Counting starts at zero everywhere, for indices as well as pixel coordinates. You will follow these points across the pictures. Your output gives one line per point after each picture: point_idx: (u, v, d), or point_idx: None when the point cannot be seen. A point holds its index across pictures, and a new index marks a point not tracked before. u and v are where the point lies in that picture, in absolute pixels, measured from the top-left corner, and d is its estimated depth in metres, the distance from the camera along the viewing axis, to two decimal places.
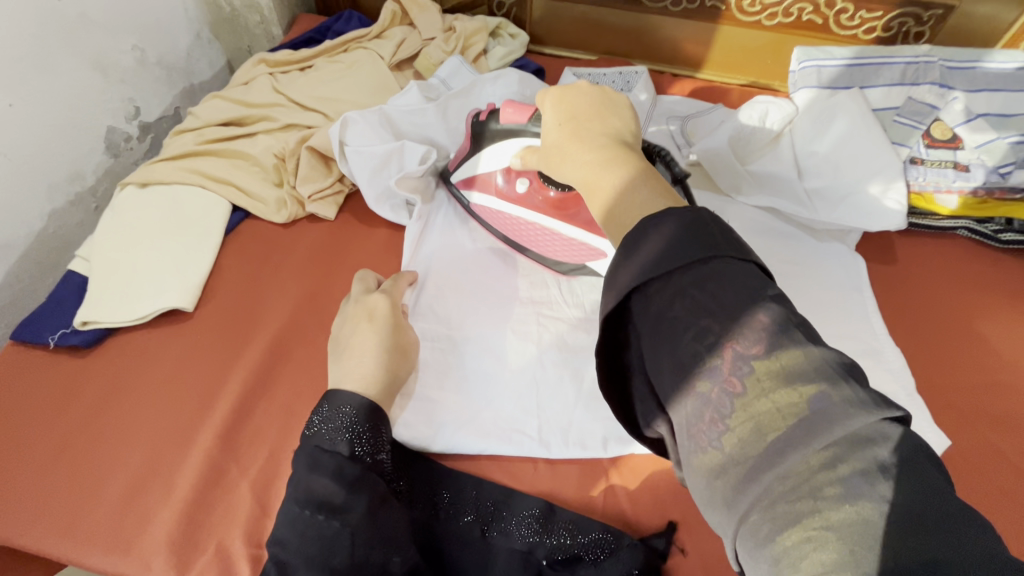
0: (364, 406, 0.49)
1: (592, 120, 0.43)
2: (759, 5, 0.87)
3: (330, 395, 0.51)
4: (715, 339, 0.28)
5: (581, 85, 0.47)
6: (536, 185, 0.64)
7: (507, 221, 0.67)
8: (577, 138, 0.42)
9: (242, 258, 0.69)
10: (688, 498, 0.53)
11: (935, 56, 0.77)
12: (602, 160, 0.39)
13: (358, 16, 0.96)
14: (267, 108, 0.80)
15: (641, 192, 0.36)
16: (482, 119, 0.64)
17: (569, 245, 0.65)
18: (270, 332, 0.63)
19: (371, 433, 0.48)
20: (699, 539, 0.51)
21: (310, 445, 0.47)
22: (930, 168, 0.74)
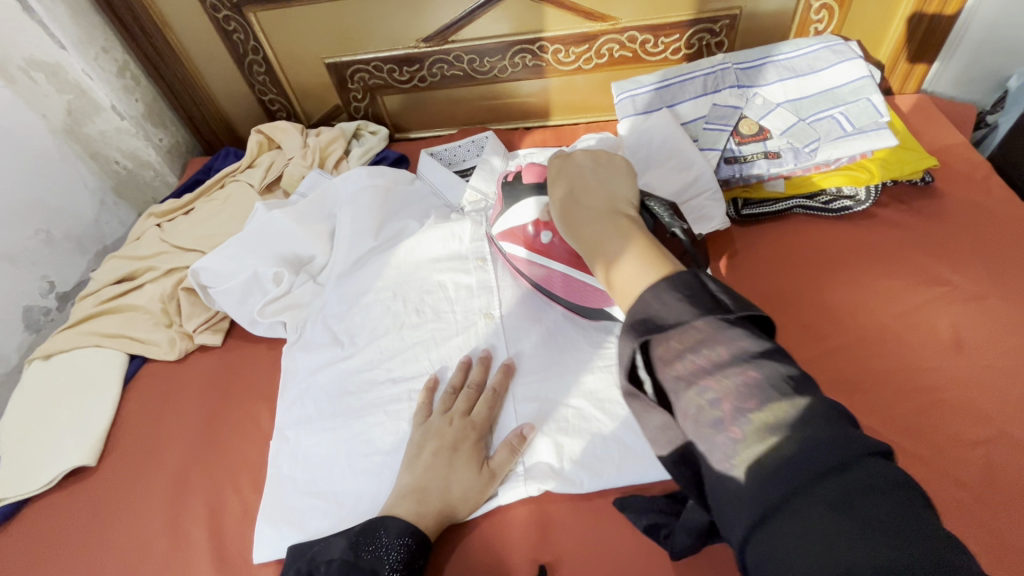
0: (419, 535, 0.54)
1: (589, 197, 0.56)
2: (573, 55, 0.96)
3: (386, 521, 0.54)
4: (716, 394, 0.36)
5: (581, 155, 0.62)
6: (558, 236, 0.68)
7: (545, 272, 0.69)
8: (573, 215, 0.55)
9: (140, 404, 0.75)
10: (557, 540, 0.58)
11: (728, 62, 0.85)
12: (586, 228, 0.52)
13: (234, 151, 1.08)
14: (153, 258, 0.88)
15: (589, 230, 0.52)
16: (511, 178, 0.75)
17: (594, 292, 0.67)
18: (167, 469, 0.69)
19: (409, 565, 0.52)
20: (569, 572, 0.56)
21: (362, 572, 0.50)
22: (744, 163, 0.80)
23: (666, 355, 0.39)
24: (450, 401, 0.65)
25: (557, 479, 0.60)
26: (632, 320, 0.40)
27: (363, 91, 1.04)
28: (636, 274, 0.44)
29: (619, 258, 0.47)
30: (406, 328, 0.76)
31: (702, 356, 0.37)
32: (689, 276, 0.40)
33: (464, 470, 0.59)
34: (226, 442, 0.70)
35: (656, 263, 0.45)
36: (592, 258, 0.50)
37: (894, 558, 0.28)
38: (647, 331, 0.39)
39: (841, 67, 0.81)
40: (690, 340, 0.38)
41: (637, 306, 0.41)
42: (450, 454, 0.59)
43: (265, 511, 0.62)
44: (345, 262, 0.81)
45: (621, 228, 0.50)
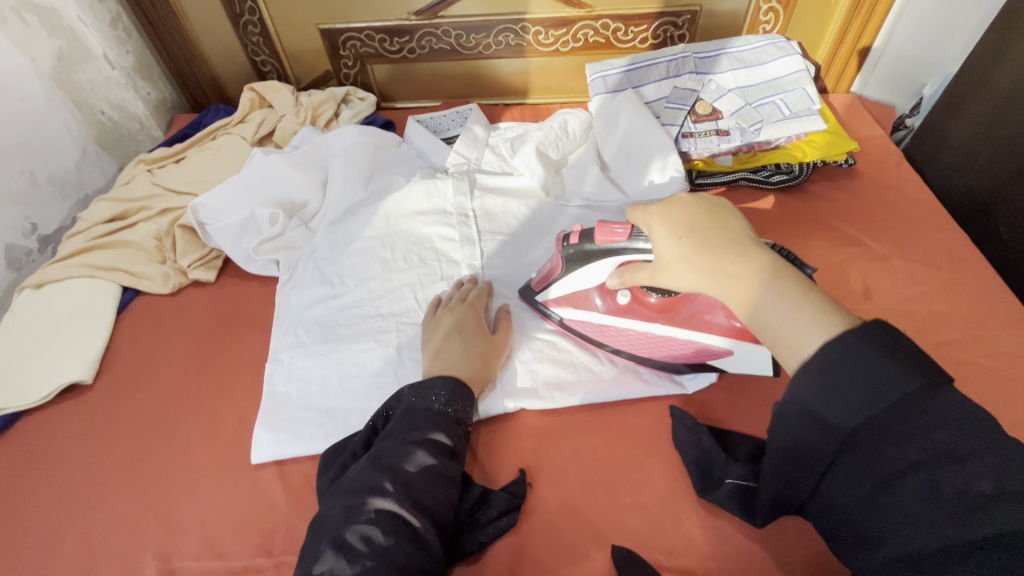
0: (457, 382, 0.63)
1: (713, 231, 0.52)
2: (552, 38, 1.05)
3: (428, 377, 0.64)
4: (863, 440, 0.39)
5: (682, 196, 0.56)
6: (637, 294, 0.67)
7: (612, 332, 0.69)
8: (694, 254, 0.51)
9: (134, 333, 0.79)
10: (534, 449, 0.65)
11: (688, 51, 0.96)
12: (740, 291, 0.48)
13: (224, 109, 1.11)
14: (145, 200, 0.91)
15: (780, 303, 0.46)
16: (568, 241, 0.65)
17: (682, 347, 0.67)
18: (163, 388, 0.73)
19: (459, 402, 0.62)
20: (546, 473, 0.63)
21: (416, 408, 0.60)
22: (698, 138, 0.91)
23: (839, 407, 0.40)
24: (445, 301, 0.74)
25: (530, 397, 0.68)
26: (798, 386, 0.42)
27: (354, 58, 1.11)
28: (804, 337, 0.43)
29: (806, 328, 0.44)
30: (394, 271, 0.83)
31: (868, 402, 0.39)
32: (877, 332, 0.40)
33: (474, 339, 0.68)
34: (221, 365, 0.75)
35: (830, 322, 0.43)
36: (748, 313, 0.48)
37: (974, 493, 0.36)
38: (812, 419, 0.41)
39: (783, 61, 0.93)
40: (861, 401, 0.39)
41: (805, 374, 0.41)
42: (458, 335, 0.68)
43: (262, 420, 0.67)
44: (336, 210, 0.88)
45: (781, 280, 0.47)
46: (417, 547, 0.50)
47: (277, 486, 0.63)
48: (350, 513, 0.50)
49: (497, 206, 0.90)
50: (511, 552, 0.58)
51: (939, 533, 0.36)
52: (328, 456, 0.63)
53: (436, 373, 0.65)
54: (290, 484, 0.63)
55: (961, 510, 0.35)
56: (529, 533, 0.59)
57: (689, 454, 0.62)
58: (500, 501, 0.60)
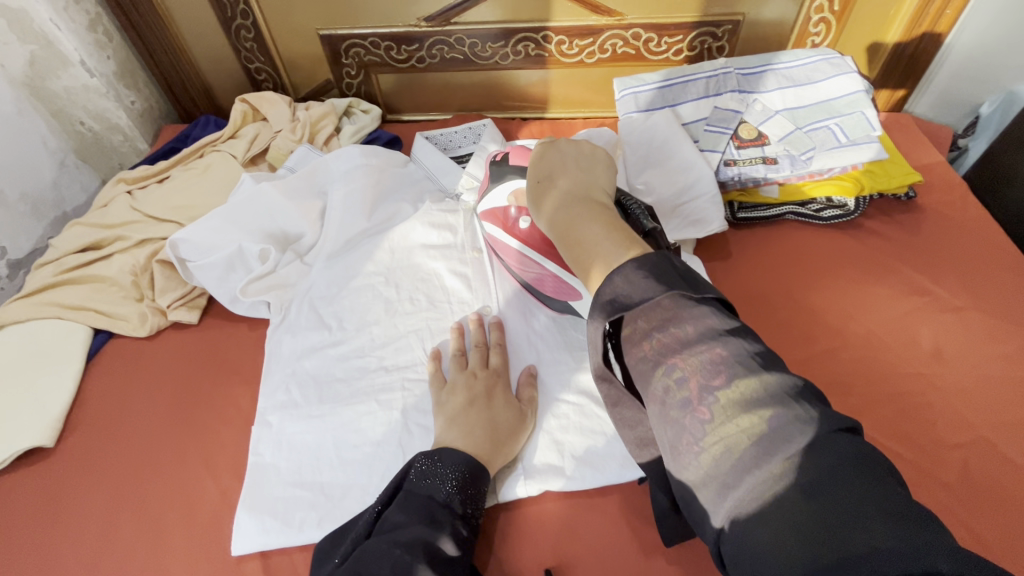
0: (469, 466, 0.54)
1: (563, 179, 0.56)
2: (576, 48, 0.95)
3: (437, 452, 0.55)
4: (682, 373, 0.38)
5: (564, 139, 0.63)
6: (535, 222, 0.66)
7: (505, 250, 0.70)
8: (546, 198, 0.55)
9: (104, 384, 0.70)
10: (562, 542, 0.56)
11: (730, 66, 0.86)
12: (563, 221, 0.51)
13: (214, 120, 1.01)
14: (122, 227, 0.82)
15: (596, 235, 0.47)
16: (498, 158, 0.75)
17: (559, 282, 0.65)
18: (133, 454, 0.64)
19: (468, 492, 0.52)
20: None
21: (417, 496, 0.51)
22: (742, 166, 0.81)
23: (634, 336, 0.42)
24: (462, 362, 0.65)
25: (558, 478, 0.59)
26: (602, 304, 0.41)
27: (357, 67, 1.01)
28: (609, 254, 0.45)
29: (602, 249, 0.45)
30: (398, 315, 0.73)
31: (668, 334, 0.40)
32: (661, 260, 0.42)
33: (495, 410, 0.60)
34: (200, 426, 0.66)
35: (629, 247, 0.45)
36: (570, 246, 0.49)
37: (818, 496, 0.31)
38: (615, 313, 0.40)
39: (837, 80, 0.83)
40: (657, 319, 0.41)
41: (605, 290, 0.42)
42: (484, 403, 0.60)
43: (245, 499, 0.58)
44: (335, 243, 0.78)
45: (596, 216, 0.49)
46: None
47: None
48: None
49: None
50: None
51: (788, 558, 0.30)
52: (324, 545, 0.54)
53: (448, 445, 0.56)
54: None
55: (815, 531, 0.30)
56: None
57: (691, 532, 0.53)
58: None
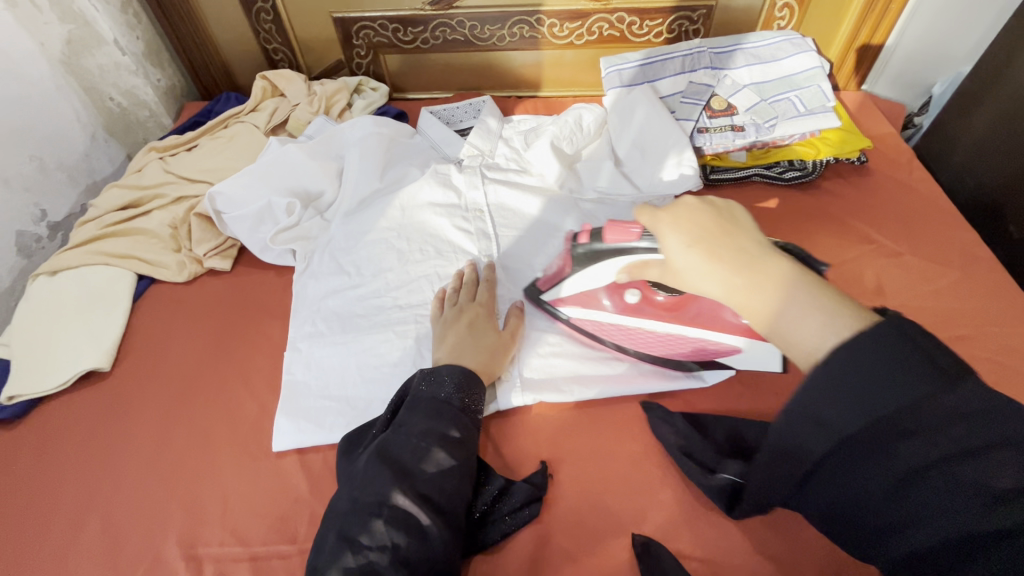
0: (464, 374, 0.63)
1: (723, 241, 0.49)
2: (566, 30, 1.05)
3: (434, 368, 0.64)
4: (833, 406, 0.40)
5: (691, 199, 0.54)
6: (645, 293, 0.68)
7: (620, 330, 0.70)
8: (702, 261, 0.50)
9: (148, 321, 0.79)
10: (556, 441, 0.66)
11: (704, 46, 0.96)
12: (748, 298, 0.47)
13: (235, 96, 1.10)
14: (158, 188, 0.91)
15: (807, 319, 0.43)
16: (579, 241, 0.64)
17: (682, 341, 0.68)
18: (180, 378, 0.73)
19: (467, 393, 0.62)
20: (567, 466, 0.64)
21: (424, 398, 0.60)
22: (713, 133, 0.91)
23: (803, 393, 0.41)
24: (456, 296, 0.75)
25: (549, 390, 0.68)
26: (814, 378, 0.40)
27: (366, 48, 1.10)
28: (828, 338, 0.42)
29: (818, 327, 0.43)
30: (410, 262, 0.83)
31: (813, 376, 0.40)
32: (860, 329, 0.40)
33: (488, 333, 0.69)
34: (238, 355, 0.75)
35: (842, 322, 0.42)
36: (764, 320, 0.46)
37: (945, 471, 0.36)
38: (819, 418, 0.40)
39: (797, 57, 0.93)
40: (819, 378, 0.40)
41: (806, 370, 0.41)
42: (469, 331, 0.69)
43: (283, 408, 0.68)
44: (352, 201, 0.88)
45: (797, 288, 0.45)
46: (428, 544, 0.50)
47: (299, 474, 0.64)
48: (364, 513, 0.50)
49: (510, 199, 0.90)
50: (534, 543, 0.59)
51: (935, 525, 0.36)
52: (345, 444, 0.63)
53: (446, 361, 0.65)
54: (313, 473, 0.64)
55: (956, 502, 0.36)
56: (552, 524, 0.60)
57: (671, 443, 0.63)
58: (516, 492, 0.60)
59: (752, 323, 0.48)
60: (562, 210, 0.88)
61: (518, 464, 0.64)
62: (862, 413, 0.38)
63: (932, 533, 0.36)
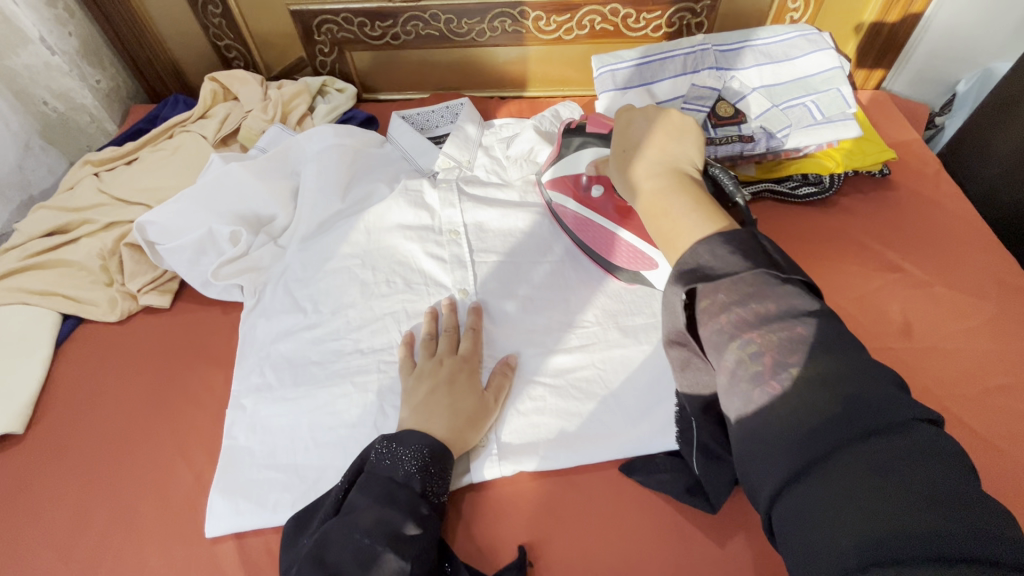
0: (429, 445, 0.53)
1: (652, 152, 0.53)
2: (554, 24, 0.93)
3: (396, 434, 0.54)
4: (757, 347, 0.38)
5: (650, 109, 0.57)
6: (609, 192, 0.68)
7: (581, 223, 0.71)
8: (631, 168, 0.53)
9: (74, 370, 0.69)
10: (537, 519, 0.57)
11: (708, 42, 0.85)
12: (646, 194, 0.51)
13: (184, 99, 0.99)
14: (90, 210, 0.80)
15: (688, 219, 0.46)
16: (573, 127, 0.75)
17: (628, 249, 0.67)
18: (106, 440, 0.63)
19: (430, 470, 0.52)
20: (549, 551, 0.55)
21: (380, 476, 0.51)
22: (719, 145, 0.79)
23: (712, 307, 0.41)
24: (431, 345, 0.65)
25: (530, 459, 0.59)
26: (679, 268, 0.43)
27: (330, 44, 0.98)
28: (691, 234, 0.45)
29: (685, 225, 0.46)
30: (374, 297, 0.73)
31: (750, 309, 0.39)
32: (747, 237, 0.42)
33: (466, 394, 0.59)
34: (174, 411, 0.65)
35: (712, 224, 0.45)
36: (651, 218, 0.49)
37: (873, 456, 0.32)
38: (696, 280, 0.42)
39: (814, 56, 0.83)
40: (739, 292, 0.40)
41: (687, 258, 0.43)
42: (446, 389, 0.59)
43: (220, 481, 0.58)
44: (309, 225, 0.77)
45: (692, 199, 0.48)
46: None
47: (235, 563, 0.55)
48: None
49: (491, 217, 0.80)
50: None
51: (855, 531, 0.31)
52: (290, 528, 0.54)
53: (411, 429, 0.55)
54: (252, 561, 0.55)
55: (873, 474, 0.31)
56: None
57: (678, 485, 0.56)
58: None
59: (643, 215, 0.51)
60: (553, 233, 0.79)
61: (492, 552, 0.55)
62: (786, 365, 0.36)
63: (853, 529, 0.31)
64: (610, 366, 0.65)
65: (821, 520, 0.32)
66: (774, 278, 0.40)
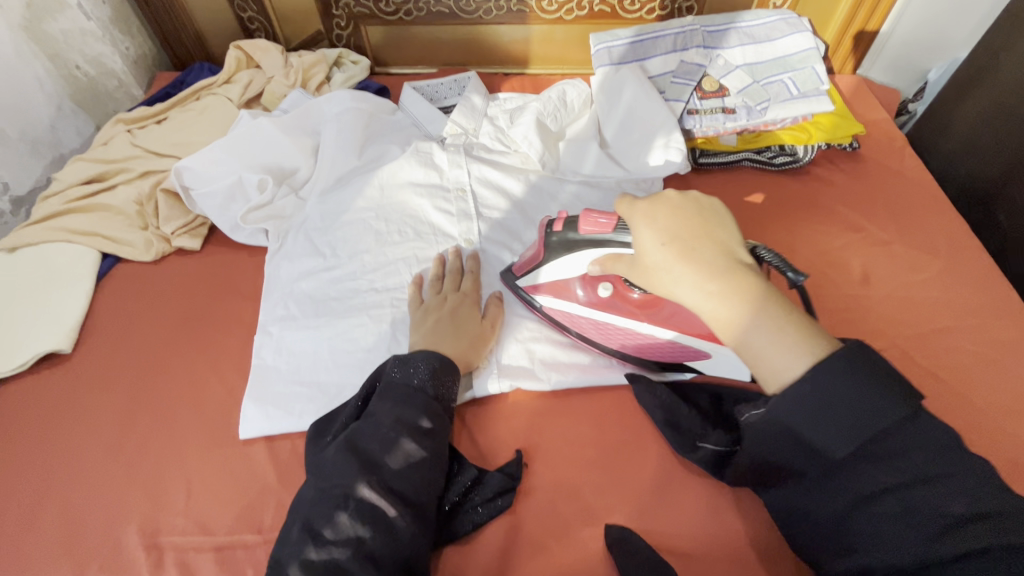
0: (438, 361, 0.60)
1: (700, 243, 0.48)
2: (555, 5, 1.01)
3: (409, 353, 0.62)
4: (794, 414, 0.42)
5: (671, 194, 0.52)
6: (619, 288, 0.65)
7: (591, 325, 0.67)
8: (682, 268, 0.48)
9: (113, 302, 0.76)
10: (532, 430, 0.64)
11: (697, 23, 0.92)
12: (723, 309, 0.46)
13: (208, 67, 1.06)
14: (124, 162, 0.87)
15: (775, 338, 0.44)
16: (555, 229, 0.64)
17: (660, 345, 0.65)
18: (145, 361, 0.70)
19: (440, 380, 0.60)
20: (541, 455, 0.63)
21: (396, 384, 0.58)
22: (703, 116, 0.88)
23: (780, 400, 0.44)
24: (439, 283, 0.72)
25: (526, 378, 0.67)
26: (781, 406, 0.43)
27: (346, 18, 1.05)
28: (794, 368, 0.43)
29: (774, 352, 0.44)
30: (387, 245, 0.80)
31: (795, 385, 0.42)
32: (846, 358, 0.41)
33: (469, 321, 0.67)
34: (206, 338, 0.72)
35: (808, 350, 0.43)
36: (732, 331, 0.46)
37: (918, 498, 0.40)
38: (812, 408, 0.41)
39: (793, 38, 0.90)
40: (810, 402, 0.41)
41: (780, 409, 0.43)
42: (451, 318, 0.67)
43: (250, 394, 0.65)
44: (328, 179, 0.84)
45: (772, 309, 0.45)
46: (394, 537, 0.49)
47: (266, 462, 0.62)
48: (329, 504, 0.49)
49: (494, 176, 0.88)
50: (505, 534, 0.58)
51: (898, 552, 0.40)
52: (313, 431, 0.61)
53: (421, 347, 0.63)
54: (281, 460, 0.62)
55: (936, 531, 0.39)
56: (523, 514, 0.59)
57: (655, 416, 0.63)
58: (490, 481, 0.59)
59: (718, 331, 0.47)
60: (548, 192, 0.87)
61: (492, 454, 0.63)
62: (846, 436, 0.41)
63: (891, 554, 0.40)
64: None
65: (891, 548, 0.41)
66: (845, 373, 0.41)
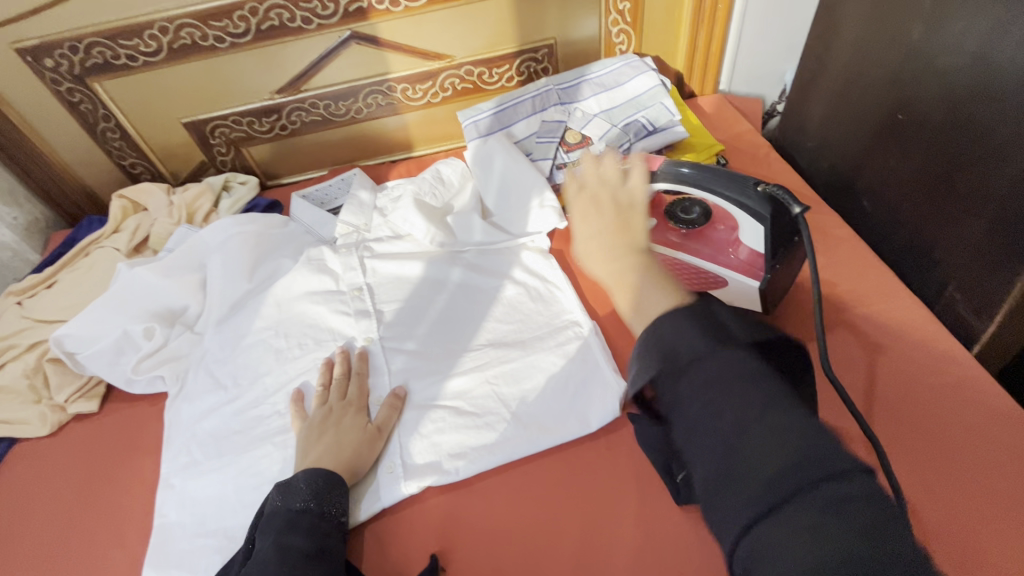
0: (319, 478, 0.60)
1: (604, 230, 0.58)
2: (420, 92, 1.06)
3: (286, 480, 0.61)
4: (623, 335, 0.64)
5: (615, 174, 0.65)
6: (659, 223, 0.77)
7: None
8: (601, 241, 0.58)
9: (12, 488, 0.74)
10: (443, 529, 0.63)
11: (550, 84, 0.98)
12: (626, 272, 0.54)
13: (97, 219, 1.06)
14: (12, 337, 0.85)
15: (654, 298, 0.50)
16: None
17: (682, 272, 0.74)
18: (47, 546, 0.68)
19: (326, 498, 0.60)
20: (456, 555, 0.61)
21: (277, 514, 0.58)
22: (572, 167, 0.93)
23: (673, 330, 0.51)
24: (325, 394, 0.72)
25: (436, 473, 0.66)
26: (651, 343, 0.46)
27: (226, 145, 1.08)
28: (659, 305, 0.49)
29: (655, 301, 0.50)
30: (288, 361, 0.79)
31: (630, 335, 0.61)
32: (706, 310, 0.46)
33: (351, 430, 0.67)
34: (109, 505, 0.70)
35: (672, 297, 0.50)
36: (626, 286, 0.53)
37: (795, 457, 0.38)
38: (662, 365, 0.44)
39: (639, 79, 0.96)
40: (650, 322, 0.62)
41: (658, 333, 0.46)
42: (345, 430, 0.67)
43: (154, 557, 0.64)
44: (222, 307, 0.83)
45: (651, 269, 0.53)
46: None
47: None
48: None
49: (394, 267, 0.88)
50: None
51: (767, 520, 0.37)
52: None
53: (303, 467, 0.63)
54: None
55: (783, 462, 0.38)
56: None
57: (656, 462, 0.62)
58: None
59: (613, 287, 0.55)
60: (444, 267, 0.86)
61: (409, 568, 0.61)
62: (714, 428, 0.41)
63: (754, 528, 0.37)
64: (500, 379, 0.73)
65: (710, 486, 0.41)
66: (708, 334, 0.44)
